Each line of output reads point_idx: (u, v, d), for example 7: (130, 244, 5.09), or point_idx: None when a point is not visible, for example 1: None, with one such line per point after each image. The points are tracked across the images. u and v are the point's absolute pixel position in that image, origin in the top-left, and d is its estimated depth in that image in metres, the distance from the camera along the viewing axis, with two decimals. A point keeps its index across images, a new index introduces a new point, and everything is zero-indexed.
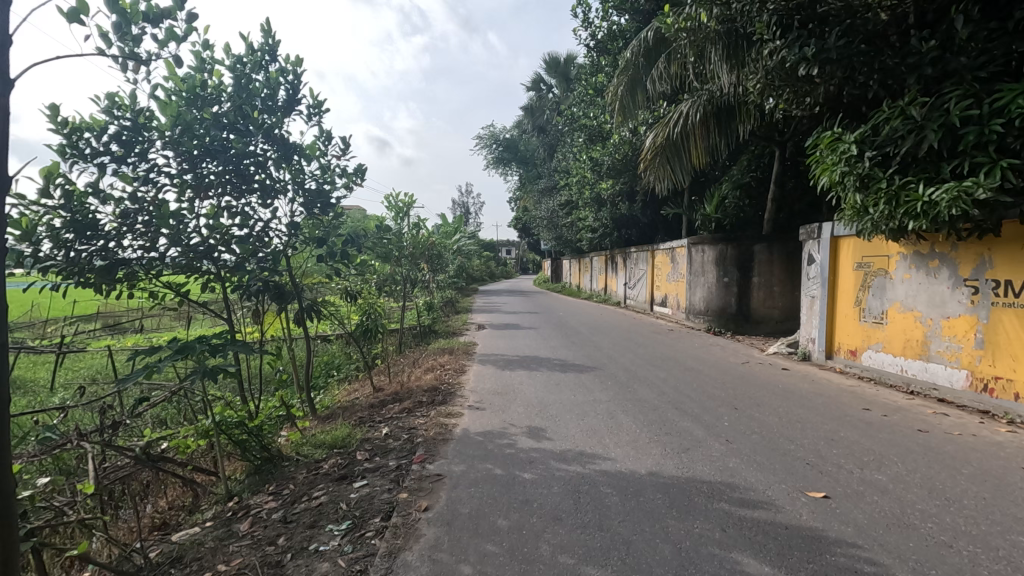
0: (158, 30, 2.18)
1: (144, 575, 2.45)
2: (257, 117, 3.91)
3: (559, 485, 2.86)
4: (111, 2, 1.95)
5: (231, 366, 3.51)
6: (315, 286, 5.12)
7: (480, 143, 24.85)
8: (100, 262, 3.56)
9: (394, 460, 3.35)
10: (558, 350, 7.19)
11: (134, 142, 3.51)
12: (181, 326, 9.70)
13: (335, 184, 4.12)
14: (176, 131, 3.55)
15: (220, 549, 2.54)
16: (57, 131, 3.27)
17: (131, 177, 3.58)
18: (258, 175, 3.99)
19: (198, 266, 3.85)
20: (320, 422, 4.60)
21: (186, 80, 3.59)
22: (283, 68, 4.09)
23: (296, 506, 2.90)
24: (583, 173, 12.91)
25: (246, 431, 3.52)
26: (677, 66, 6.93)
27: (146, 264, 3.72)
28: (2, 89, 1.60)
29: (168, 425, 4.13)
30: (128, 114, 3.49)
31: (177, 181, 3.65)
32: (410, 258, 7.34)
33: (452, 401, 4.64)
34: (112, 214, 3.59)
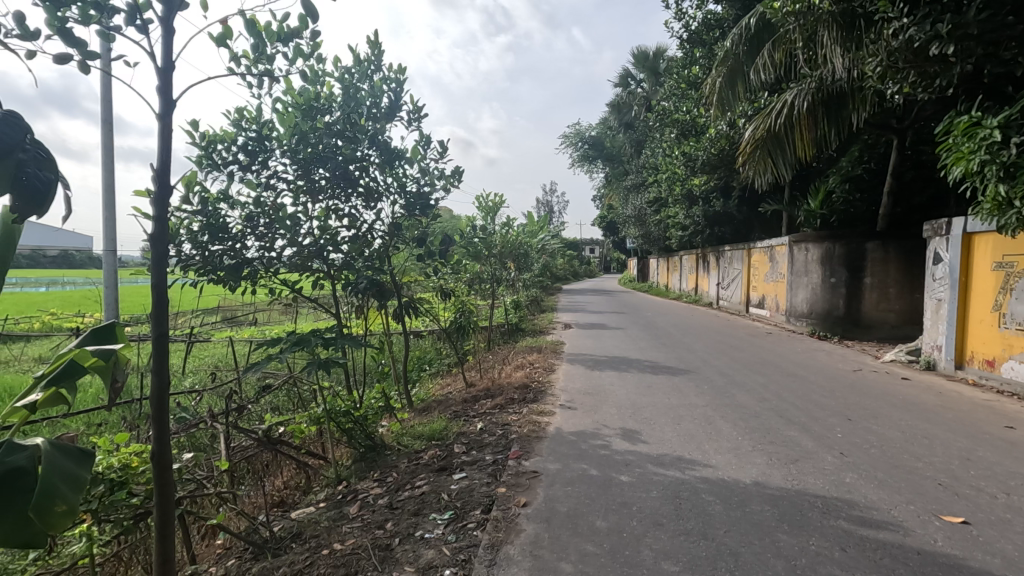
0: (288, 49, 2.37)
1: (270, 548, 2.68)
2: (364, 124, 4.14)
3: (658, 489, 2.79)
4: (252, 28, 2.16)
5: (341, 359, 3.75)
6: (412, 284, 5.34)
7: (565, 142, 24.81)
8: (228, 261, 3.94)
9: (491, 454, 3.43)
10: (648, 351, 7.01)
11: (258, 152, 3.84)
12: (288, 320, 10.50)
13: (434, 186, 4.28)
14: (293, 140, 3.85)
15: (335, 529, 2.73)
16: (196, 144, 3.66)
17: (254, 184, 3.92)
18: (363, 178, 4.22)
19: (310, 265, 4.15)
20: (416, 414, 4.80)
21: (303, 93, 3.87)
22: (386, 76, 4.30)
23: (400, 493, 3.05)
24: (674, 169, 12.51)
25: (353, 420, 3.75)
26: (783, 53, 6.51)
27: (266, 263, 4.07)
28: (165, 110, 1.82)
29: (282, 411, 4.49)
30: (254, 126, 3.83)
31: (293, 186, 3.96)
32: (499, 257, 7.47)
33: (542, 399, 4.68)
34: (239, 217, 3.95)
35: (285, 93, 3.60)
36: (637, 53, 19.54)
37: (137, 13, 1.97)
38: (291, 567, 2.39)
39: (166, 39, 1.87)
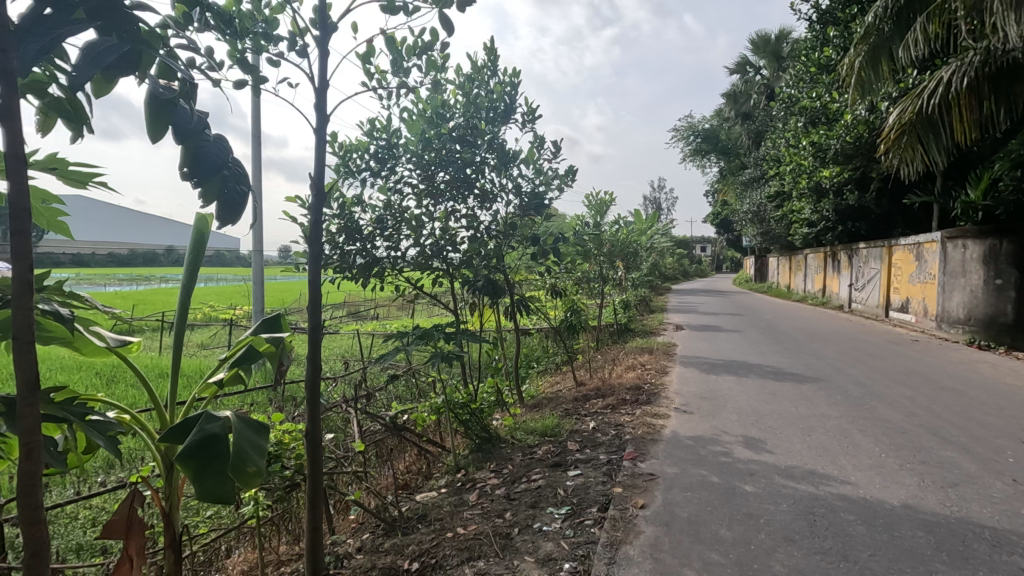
0: (421, 61, 2.54)
1: (399, 526, 2.89)
2: (483, 128, 4.30)
3: (788, 503, 2.62)
4: (392, 45, 2.35)
5: (460, 353, 3.93)
6: (524, 282, 5.45)
7: (676, 137, 23.87)
8: (361, 260, 4.29)
9: (605, 454, 3.42)
10: (770, 356, 6.56)
11: (387, 158, 4.14)
12: (405, 315, 11.16)
13: (548, 186, 4.34)
14: (419, 147, 4.10)
15: (457, 514, 2.87)
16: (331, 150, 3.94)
17: (384, 189, 4.24)
18: (480, 180, 4.38)
19: (431, 264, 4.41)
20: (528, 410, 4.90)
21: (429, 102, 4.11)
22: (503, 80, 4.43)
23: (517, 485, 3.14)
24: (801, 160, 11.56)
25: (470, 412, 3.91)
26: (938, 25, 5.77)
27: (392, 262, 4.37)
28: (320, 122, 2.03)
29: (405, 400, 4.79)
30: (384, 135, 4.13)
31: (418, 190, 4.22)
32: (609, 256, 7.38)
33: (657, 402, 4.56)
34: (370, 220, 4.29)
35: (412, 103, 3.85)
36: (756, 37, 18.26)
37: (297, 39, 2.22)
38: (420, 546, 2.56)
39: (323, 60, 2.09)
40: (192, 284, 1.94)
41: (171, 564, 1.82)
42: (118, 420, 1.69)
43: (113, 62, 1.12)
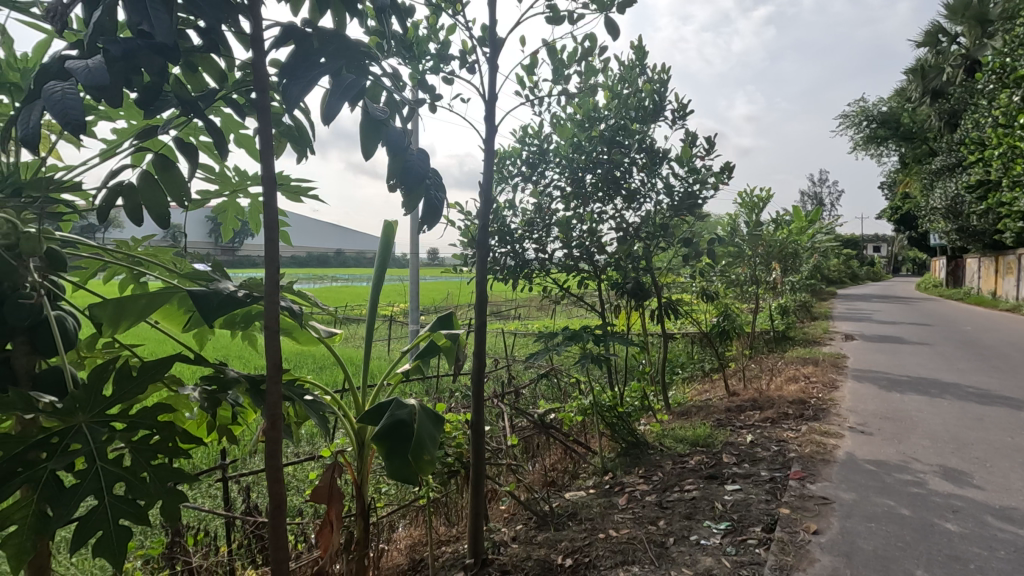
0: (581, 66, 2.58)
1: (551, 520, 2.96)
2: (634, 129, 4.24)
3: (1006, 550, 2.22)
4: (554, 53, 2.42)
5: (609, 355, 3.90)
6: (672, 285, 5.25)
7: (844, 123, 21.26)
8: (511, 262, 4.47)
9: (767, 470, 3.19)
10: (971, 375, 5.58)
11: (538, 164, 4.27)
12: (546, 316, 11.36)
13: (703, 185, 4.14)
14: (570, 151, 4.18)
15: (608, 516, 2.88)
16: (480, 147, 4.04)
17: (535, 193, 4.37)
18: (629, 181, 4.30)
19: (579, 265, 4.44)
20: (676, 418, 4.71)
21: (580, 106, 4.16)
22: (653, 78, 4.33)
23: (669, 494, 3.05)
24: (1015, 142, 9.64)
25: (617, 416, 3.86)
26: None
27: (541, 263, 4.49)
28: (489, 133, 2.16)
29: (551, 399, 4.88)
30: (536, 141, 4.26)
31: (567, 193, 4.28)
32: (766, 257, 6.82)
33: (826, 419, 4.12)
34: (521, 222, 4.45)
35: (564, 107, 3.92)
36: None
37: (467, 57, 2.39)
38: (572, 543, 2.60)
39: (493, 74, 2.23)
40: (380, 283, 2.18)
41: (361, 532, 2.05)
42: (325, 399, 1.97)
43: (354, 94, 1.23)
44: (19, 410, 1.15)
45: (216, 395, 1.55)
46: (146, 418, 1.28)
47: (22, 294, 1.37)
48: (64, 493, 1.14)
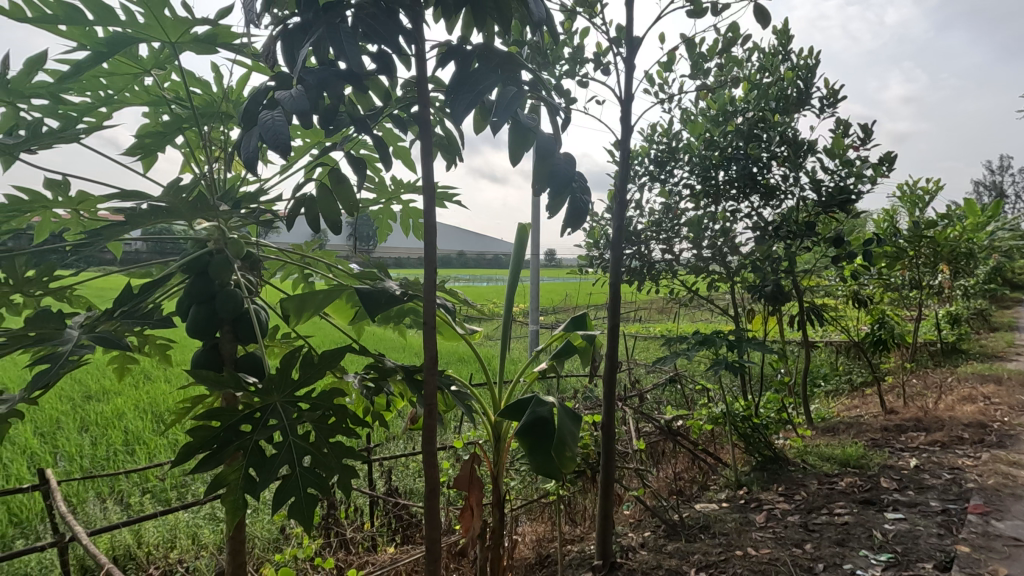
0: (722, 59, 2.46)
1: (681, 530, 2.85)
2: (776, 120, 3.94)
3: None
4: (695, 46, 2.34)
5: (745, 362, 3.67)
6: (816, 288, 4.80)
7: None
8: (636, 263, 4.37)
9: (937, 501, 2.82)
10: None
11: (667, 162, 4.14)
12: (667, 319, 10.93)
13: (858, 178, 3.74)
14: (702, 148, 4.00)
15: (745, 533, 2.72)
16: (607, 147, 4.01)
17: (663, 192, 4.24)
18: (769, 178, 4.00)
19: (710, 267, 4.21)
20: (820, 434, 4.29)
21: (714, 100, 3.98)
22: (797, 64, 4.00)
23: (814, 516, 2.81)
24: None
25: (753, 427, 3.61)
26: None
27: (667, 264, 4.33)
28: (625, 134, 2.14)
29: (677, 405, 4.69)
30: (665, 139, 4.14)
31: (697, 192, 4.11)
32: (933, 257, 5.97)
33: (1016, 447, 3.52)
34: (647, 222, 4.34)
35: (697, 102, 3.76)
36: None
37: (602, 58, 2.40)
38: (707, 557, 2.50)
39: (629, 74, 2.21)
40: (515, 283, 2.26)
41: (496, 522, 2.14)
42: (467, 392, 2.08)
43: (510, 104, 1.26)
44: (229, 388, 1.37)
45: (377, 384, 1.71)
46: (325, 400, 1.45)
47: (231, 290, 1.62)
48: (265, 460, 1.33)
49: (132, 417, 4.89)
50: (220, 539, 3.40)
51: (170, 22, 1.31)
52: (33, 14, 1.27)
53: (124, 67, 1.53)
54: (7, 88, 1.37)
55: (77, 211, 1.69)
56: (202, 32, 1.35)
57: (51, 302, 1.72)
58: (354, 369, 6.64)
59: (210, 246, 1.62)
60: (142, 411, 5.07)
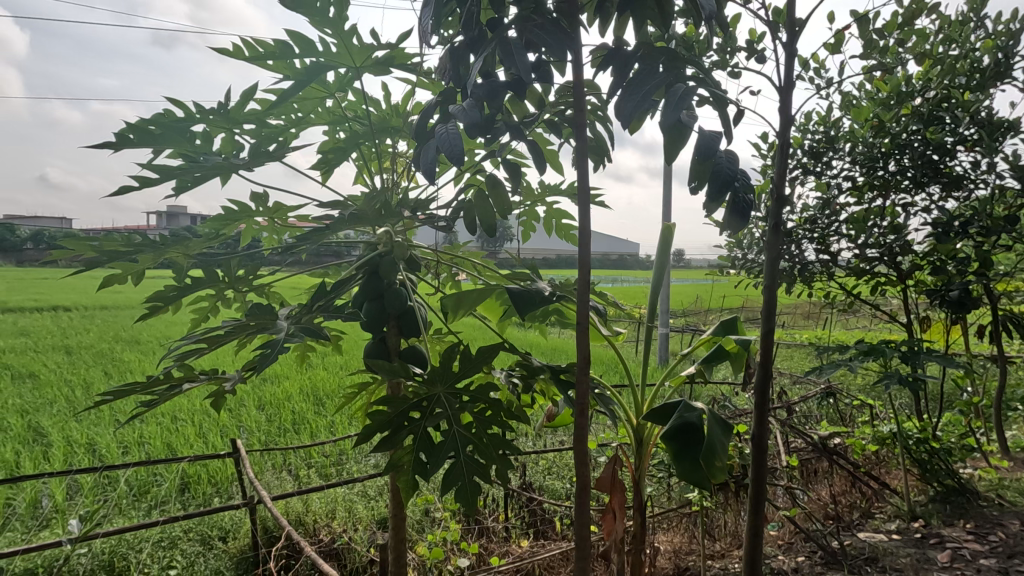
0: (901, 34, 2.19)
1: (842, 559, 2.58)
2: (965, 99, 3.41)
3: None
4: (868, 23, 2.11)
5: (921, 378, 3.21)
6: (1015, 294, 4.06)
7: None
8: (788, 263, 3.98)
9: None
10: None
11: (824, 153, 3.76)
12: (814, 325, 9.94)
13: None
14: (869, 135, 3.58)
15: (925, 571, 2.43)
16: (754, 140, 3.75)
17: (819, 186, 3.86)
18: (956, 166, 3.45)
19: (876, 268, 3.75)
20: (1018, 466, 3.64)
21: (884, 82, 3.55)
22: (994, 32, 3.43)
23: (1017, 563, 2.44)
24: None
25: (932, 452, 3.15)
26: None
27: (823, 266, 3.91)
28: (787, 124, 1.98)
29: (831, 422, 4.24)
30: (822, 127, 3.77)
31: (861, 184, 3.68)
32: None
33: None
34: (799, 220, 3.97)
35: (863, 85, 3.36)
36: None
37: (756, 46, 2.25)
38: None
39: (790, 58, 2.04)
40: (659, 284, 2.20)
41: (638, 527, 2.09)
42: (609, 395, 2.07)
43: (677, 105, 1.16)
44: (401, 377, 1.51)
45: (526, 380, 1.77)
46: (482, 394, 1.54)
47: (397, 289, 1.76)
48: (433, 446, 1.45)
49: (298, 399, 5.54)
50: (371, 516, 3.73)
51: (357, 49, 1.48)
52: (248, 53, 1.47)
53: (313, 92, 1.74)
54: (229, 117, 1.60)
55: (273, 219, 1.96)
56: (382, 55, 1.49)
57: (254, 297, 2.01)
58: (501, 365, 6.89)
59: (380, 249, 1.78)
60: (306, 394, 5.72)
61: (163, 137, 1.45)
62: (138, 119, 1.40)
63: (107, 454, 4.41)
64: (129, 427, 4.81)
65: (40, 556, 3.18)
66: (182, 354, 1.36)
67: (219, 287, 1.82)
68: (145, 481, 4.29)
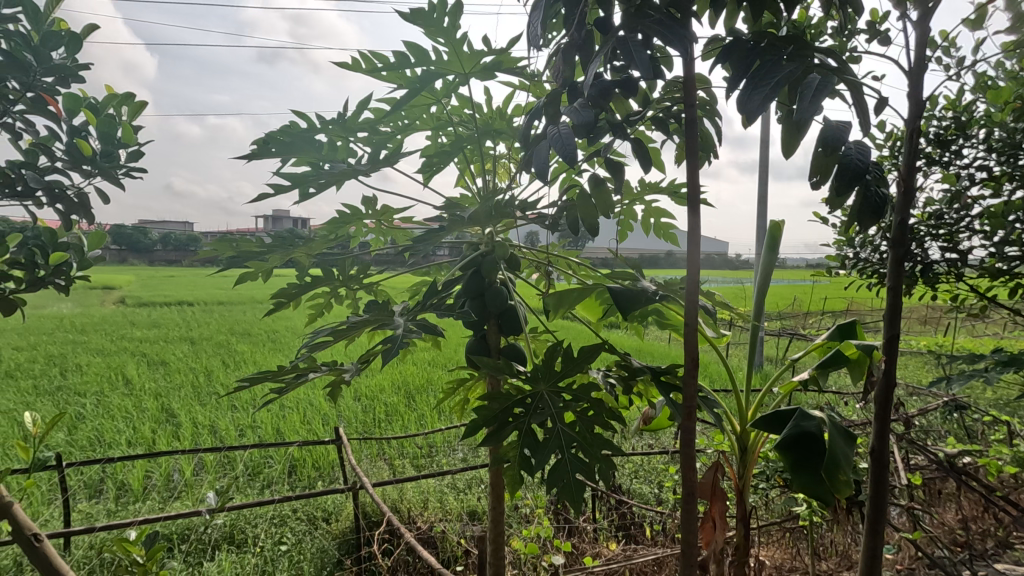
0: None
1: None
2: None
3: None
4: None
5: None
6: None
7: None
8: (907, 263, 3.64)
9: None
10: None
11: (953, 140, 3.39)
12: (934, 330, 8.99)
13: None
14: (1011, 119, 3.18)
15: None
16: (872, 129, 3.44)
17: (947, 178, 3.48)
18: None
19: (1016, 269, 3.33)
20: None
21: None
22: None
23: None
24: None
25: None
26: None
27: (950, 265, 3.54)
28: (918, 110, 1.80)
29: (960, 439, 3.82)
30: (952, 113, 3.40)
31: (999, 175, 3.28)
32: None
33: None
34: (923, 215, 3.61)
35: (1004, 63, 3.00)
36: None
37: (879, 27, 2.07)
38: None
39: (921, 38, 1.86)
40: (766, 285, 2.09)
41: (741, 539, 1.98)
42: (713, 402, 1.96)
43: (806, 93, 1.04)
44: (505, 373, 1.55)
45: (627, 381, 1.73)
46: (585, 393, 1.54)
47: (497, 287, 1.79)
48: (538, 442, 1.47)
49: (390, 392, 5.80)
50: (460, 508, 3.83)
51: (466, 55, 1.52)
52: (366, 66, 1.54)
53: (422, 100, 1.81)
54: (345, 125, 1.63)
55: (382, 221, 2.07)
56: (490, 60, 1.53)
57: (363, 294, 2.14)
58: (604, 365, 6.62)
59: (481, 248, 1.82)
60: (398, 387, 5.99)
61: (287, 145, 1.52)
62: (270, 131, 1.50)
63: (226, 436, 4.86)
64: (244, 412, 5.27)
65: (175, 524, 3.57)
66: (311, 345, 1.47)
67: (335, 285, 1.95)
68: (259, 462, 4.68)
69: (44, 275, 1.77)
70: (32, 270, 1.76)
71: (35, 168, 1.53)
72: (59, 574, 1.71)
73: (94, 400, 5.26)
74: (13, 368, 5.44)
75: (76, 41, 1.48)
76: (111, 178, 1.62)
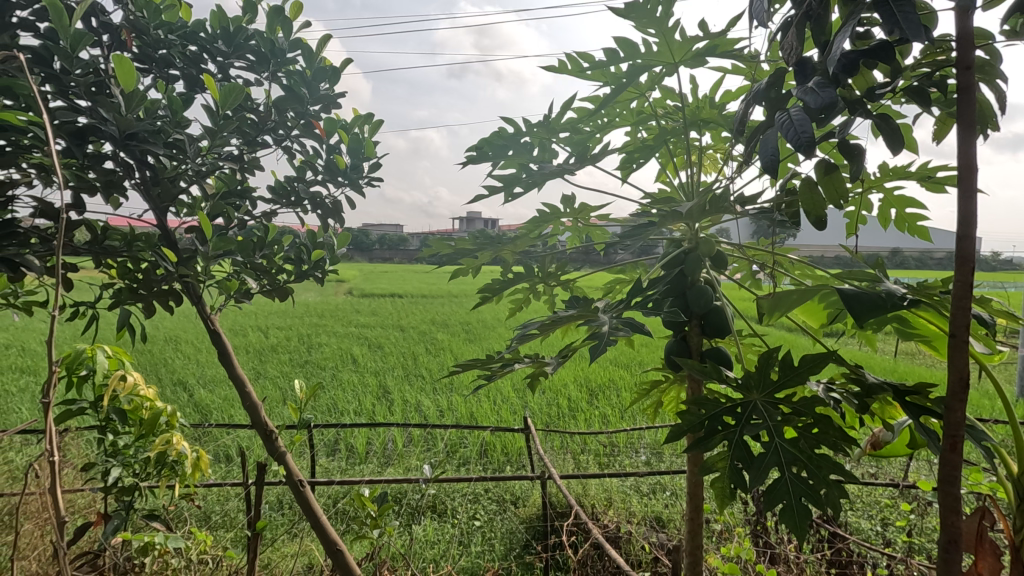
0: None
1: None
2: None
3: None
4: None
5: None
6: None
7: None
8: None
9: None
10: None
11: None
12: None
13: None
14: None
15: None
16: None
17: None
18: None
19: None
20: None
21: None
22: None
23: None
24: None
25: None
26: None
27: None
28: None
29: None
30: None
31: None
32: None
33: None
34: None
35: None
36: None
37: None
38: None
39: None
40: None
41: None
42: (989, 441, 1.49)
43: None
44: (713, 378, 1.43)
45: (863, 399, 1.44)
46: (808, 408, 1.35)
47: (701, 287, 1.67)
48: (753, 458, 1.34)
49: (573, 388, 5.90)
50: (644, 513, 3.73)
51: (679, 44, 1.45)
52: (574, 68, 1.52)
53: (625, 95, 1.78)
54: (551, 126, 1.62)
55: (578, 219, 2.07)
56: (704, 46, 1.42)
57: (561, 291, 2.18)
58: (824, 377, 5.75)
59: (684, 245, 1.71)
60: (581, 384, 6.05)
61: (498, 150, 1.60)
62: (484, 137, 1.59)
63: (430, 415, 5.42)
64: (443, 395, 5.83)
65: (392, 487, 4.07)
66: (520, 338, 1.53)
67: (536, 281, 2.02)
68: (456, 441, 5.13)
69: (307, 269, 2.15)
70: (299, 265, 2.14)
71: (305, 181, 1.87)
72: (313, 518, 2.05)
73: (330, 373, 6.27)
74: (276, 345, 6.79)
75: (334, 74, 1.76)
76: (356, 187, 1.91)
